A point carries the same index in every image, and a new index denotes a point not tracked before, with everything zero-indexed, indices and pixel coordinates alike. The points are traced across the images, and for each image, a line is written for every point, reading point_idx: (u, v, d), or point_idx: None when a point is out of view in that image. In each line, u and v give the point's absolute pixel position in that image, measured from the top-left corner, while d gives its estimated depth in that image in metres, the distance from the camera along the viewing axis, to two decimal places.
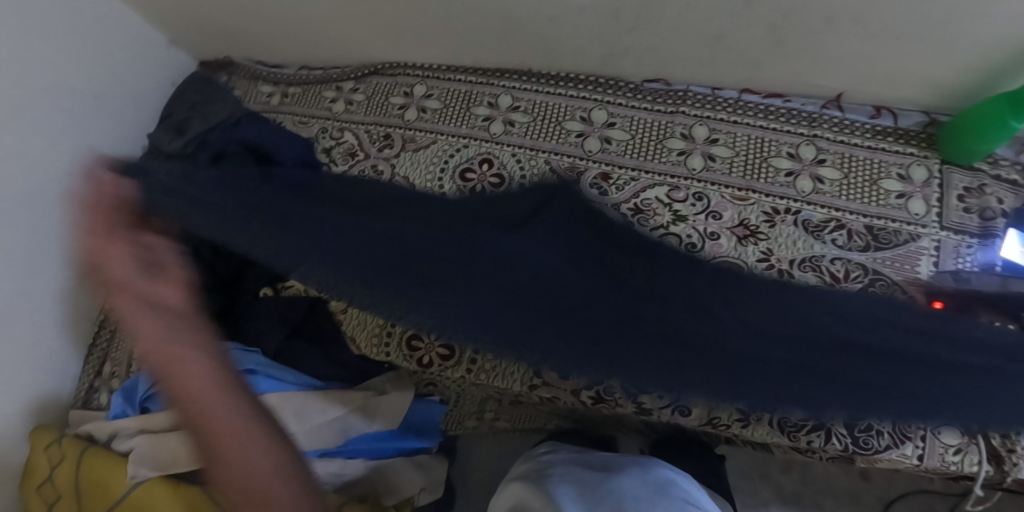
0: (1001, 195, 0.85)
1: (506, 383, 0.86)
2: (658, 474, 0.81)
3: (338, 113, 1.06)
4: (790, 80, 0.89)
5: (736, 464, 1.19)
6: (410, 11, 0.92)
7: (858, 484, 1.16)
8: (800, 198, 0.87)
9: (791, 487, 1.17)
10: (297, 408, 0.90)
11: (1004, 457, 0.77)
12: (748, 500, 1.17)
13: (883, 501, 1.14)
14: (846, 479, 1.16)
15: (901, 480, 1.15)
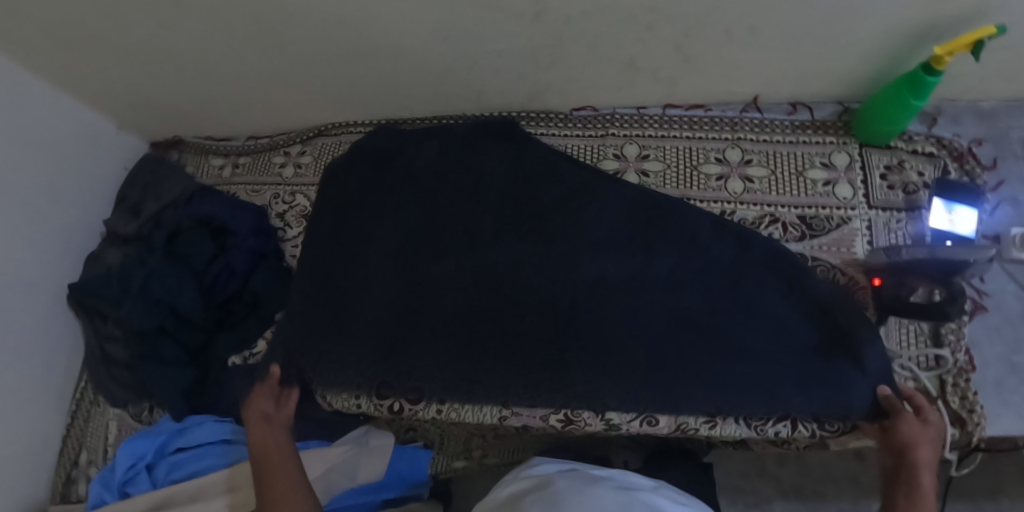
0: (920, 168, 0.90)
1: (477, 418, 0.87)
2: (626, 482, 0.86)
3: (289, 177, 1.07)
4: (706, 91, 0.94)
5: (731, 465, 1.20)
6: (346, 75, 0.97)
7: (854, 466, 1.17)
8: (733, 199, 0.90)
9: (790, 479, 1.18)
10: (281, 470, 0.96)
11: (968, 420, 0.78)
12: (749, 499, 1.18)
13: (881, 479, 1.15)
14: (842, 464, 1.17)
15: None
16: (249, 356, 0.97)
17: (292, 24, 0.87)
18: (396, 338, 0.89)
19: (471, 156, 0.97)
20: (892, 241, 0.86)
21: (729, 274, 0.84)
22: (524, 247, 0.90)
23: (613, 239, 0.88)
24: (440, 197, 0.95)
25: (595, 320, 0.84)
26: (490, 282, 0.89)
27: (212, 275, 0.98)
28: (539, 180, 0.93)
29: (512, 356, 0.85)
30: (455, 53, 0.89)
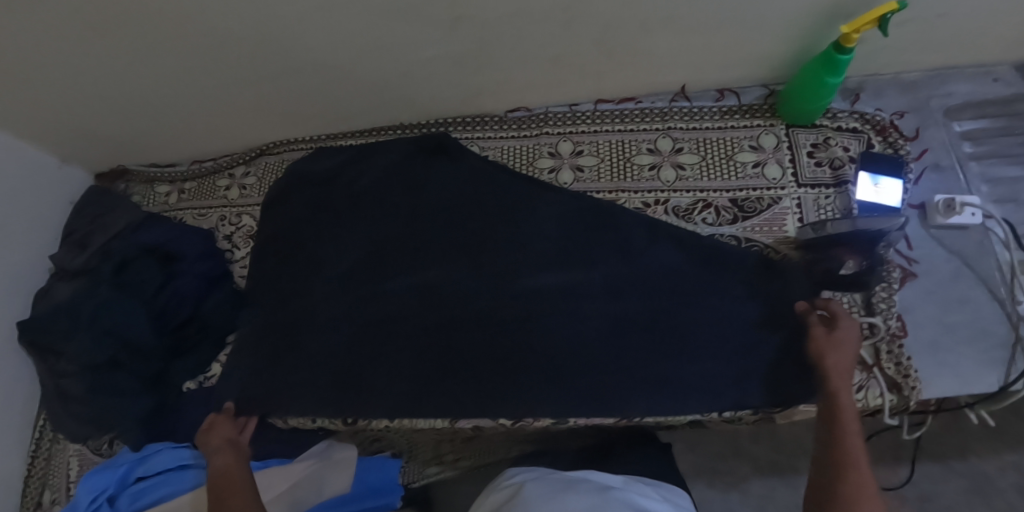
0: (845, 143, 0.92)
1: (429, 423, 0.89)
2: (601, 482, 0.87)
3: (234, 199, 1.08)
4: (633, 84, 0.95)
5: (708, 447, 1.22)
6: (279, 93, 0.97)
7: None
8: (666, 188, 0.92)
9: (766, 456, 1.20)
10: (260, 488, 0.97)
11: (903, 385, 0.81)
12: (727, 478, 1.20)
13: None
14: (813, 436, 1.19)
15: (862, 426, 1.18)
16: (204, 380, 0.99)
17: (216, 45, 0.87)
18: (351, 363, 0.92)
19: (409, 171, 0.98)
20: (821, 218, 0.89)
21: (667, 273, 0.86)
22: (466, 267, 0.92)
23: (550, 252, 0.90)
24: (382, 218, 0.97)
25: (545, 330, 0.87)
26: (436, 306, 0.91)
27: (161, 300, 0.98)
28: (481, 194, 0.94)
29: (460, 379, 0.88)
30: (383, 64, 0.90)
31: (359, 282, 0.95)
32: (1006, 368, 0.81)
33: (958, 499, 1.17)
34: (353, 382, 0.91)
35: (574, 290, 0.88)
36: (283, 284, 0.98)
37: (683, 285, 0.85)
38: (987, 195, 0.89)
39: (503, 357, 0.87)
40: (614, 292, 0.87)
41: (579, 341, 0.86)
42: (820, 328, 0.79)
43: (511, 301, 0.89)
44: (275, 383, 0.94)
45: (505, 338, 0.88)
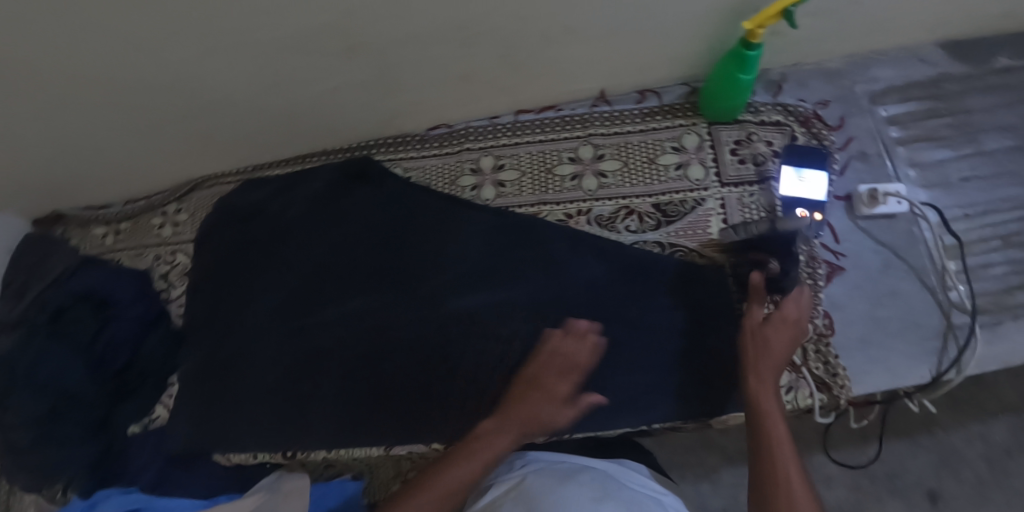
0: (768, 138, 0.90)
1: (363, 452, 0.88)
2: (604, 475, 0.74)
3: (168, 237, 1.08)
4: (551, 93, 0.94)
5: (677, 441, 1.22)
6: (196, 131, 0.96)
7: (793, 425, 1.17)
8: (588, 197, 0.91)
9: (734, 446, 1.20)
10: None
11: (833, 384, 0.80)
12: (697, 471, 1.20)
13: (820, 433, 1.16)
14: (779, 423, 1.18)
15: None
16: (150, 422, 0.99)
17: (121, 93, 0.86)
18: (287, 397, 0.92)
19: (332, 200, 0.97)
20: (745, 218, 0.87)
21: (592, 290, 0.86)
22: (393, 294, 0.91)
23: (474, 274, 0.89)
24: (309, 250, 0.96)
25: (474, 352, 0.87)
26: (365, 334, 0.90)
27: (99, 348, 0.98)
28: (407, 218, 0.94)
29: (391, 407, 0.88)
30: (292, 94, 0.89)
31: (292, 315, 0.94)
32: (938, 357, 0.80)
33: (927, 472, 1.13)
34: (292, 416, 0.91)
35: (503, 309, 0.87)
36: (218, 323, 0.98)
37: (608, 298, 0.85)
38: (915, 179, 0.88)
39: (434, 382, 0.87)
40: (538, 308, 0.86)
41: (508, 361, 0.85)
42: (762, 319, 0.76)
43: (437, 325, 0.88)
44: (219, 423, 0.94)
45: (436, 361, 0.87)
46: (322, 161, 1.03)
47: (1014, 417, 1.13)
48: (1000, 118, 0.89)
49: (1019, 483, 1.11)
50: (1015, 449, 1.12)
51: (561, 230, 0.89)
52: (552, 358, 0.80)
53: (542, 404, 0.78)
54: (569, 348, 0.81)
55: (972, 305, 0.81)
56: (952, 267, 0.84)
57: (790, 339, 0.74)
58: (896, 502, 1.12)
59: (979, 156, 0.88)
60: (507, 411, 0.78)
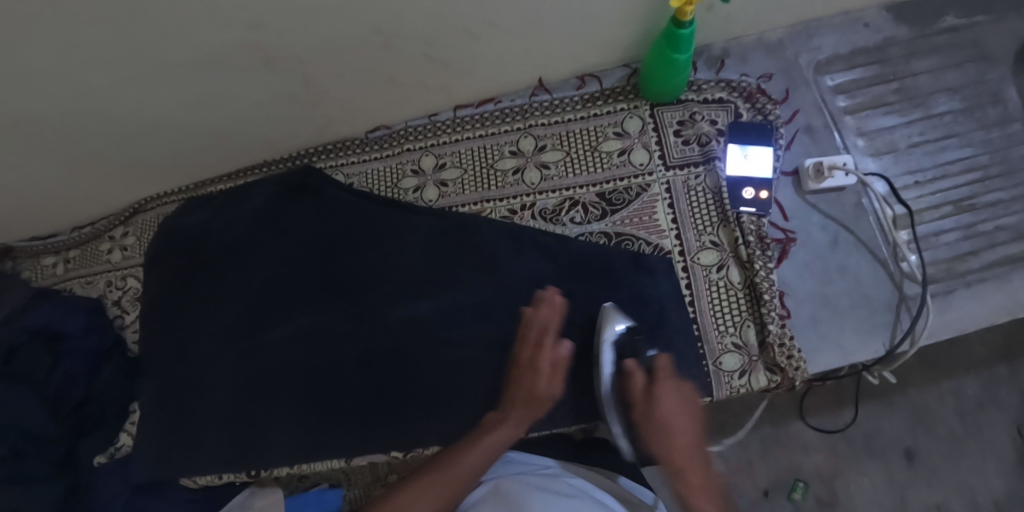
0: (712, 116, 0.87)
1: (326, 465, 0.88)
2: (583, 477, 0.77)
3: (117, 262, 1.06)
4: (487, 86, 0.91)
5: None
6: (128, 155, 0.94)
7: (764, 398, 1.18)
8: (531, 191, 0.89)
9: None
10: None
11: (787, 367, 0.78)
12: None
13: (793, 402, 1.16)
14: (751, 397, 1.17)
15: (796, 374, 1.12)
16: (115, 451, 0.99)
17: (41, 127, 0.83)
18: (242, 417, 0.91)
19: (274, 214, 0.95)
20: (691, 200, 0.85)
21: (538, 286, 0.84)
22: (338, 307, 0.89)
23: (418, 279, 0.87)
24: (253, 268, 0.94)
25: (425, 358, 0.85)
26: (316, 349, 0.89)
27: (55, 384, 0.96)
28: (349, 227, 0.92)
29: (344, 420, 0.87)
30: (217, 112, 0.86)
31: (241, 336, 0.93)
32: (891, 329, 0.79)
33: (901, 432, 1.08)
34: (250, 436, 0.90)
35: (452, 313, 0.85)
36: (168, 349, 0.96)
37: (557, 294, 0.83)
38: (863, 149, 0.86)
39: (387, 392, 0.86)
40: (483, 309, 0.85)
41: (460, 365, 0.84)
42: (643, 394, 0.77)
43: (385, 334, 0.87)
44: (180, 447, 0.93)
45: (388, 371, 0.86)
46: (262, 173, 1.01)
47: (984, 371, 1.09)
48: (947, 80, 0.87)
49: (992, 434, 1.07)
50: (986, 402, 1.08)
51: (505, 227, 0.87)
52: (523, 331, 0.82)
53: (528, 379, 0.79)
54: (542, 321, 0.81)
55: (923, 275, 0.79)
56: (903, 237, 0.82)
57: (679, 411, 0.77)
58: (873, 464, 1.08)
59: (927, 121, 0.86)
60: (500, 397, 0.81)
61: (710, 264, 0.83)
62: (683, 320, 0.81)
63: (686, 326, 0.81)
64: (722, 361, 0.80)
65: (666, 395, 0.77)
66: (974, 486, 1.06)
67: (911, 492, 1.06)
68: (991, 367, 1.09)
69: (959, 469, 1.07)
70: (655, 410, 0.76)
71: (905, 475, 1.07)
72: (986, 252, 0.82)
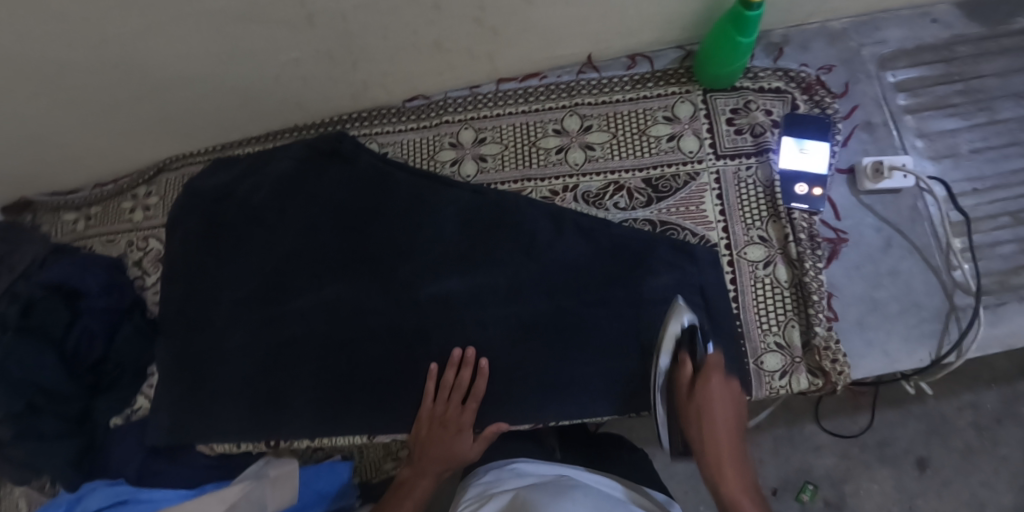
0: (768, 106, 0.84)
1: (347, 440, 0.87)
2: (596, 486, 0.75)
3: (139, 222, 1.04)
4: (532, 60, 0.87)
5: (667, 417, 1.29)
6: (155, 110, 0.90)
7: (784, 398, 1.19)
8: (574, 172, 0.86)
9: None
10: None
11: (831, 371, 0.75)
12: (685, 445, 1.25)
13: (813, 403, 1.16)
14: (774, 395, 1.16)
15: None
16: (131, 413, 0.98)
17: (66, 73, 0.80)
18: (261, 382, 0.90)
19: (307, 182, 0.93)
20: (740, 192, 0.82)
21: (576, 273, 0.82)
22: (367, 281, 0.87)
23: (452, 256, 0.85)
24: (282, 238, 0.92)
25: (457, 339, 0.83)
26: (344, 321, 0.87)
27: (72, 342, 0.94)
28: (382, 200, 0.89)
29: (369, 395, 0.85)
30: (250, 69, 0.82)
31: (266, 304, 0.91)
32: (938, 339, 0.77)
33: (915, 441, 1.12)
34: (269, 406, 0.89)
35: (487, 294, 0.83)
36: (189, 314, 0.95)
37: (597, 282, 0.81)
38: (922, 151, 0.82)
39: (415, 370, 0.84)
40: (515, 293, 0.82)
41: (491, 348, 0.82)
42: (688, 391, 0.75)
43: (415, 310, 0.84)
44: (199, 414, 0.92)
45: (417, 348, 0.84)
46: (291, 138, 0.97)
47: (1005, 386, 1.12)
48: (1013, 84, 0.83)
49: (1007, 451, 1.10)
50: (1005, 418, 1.11)
51: (545, 209, 0.84)
52: (442, 390, 0.81)
53: (449, 438, 0.81)
54: (466, 383, 0.80)
55: (977, 286, 0.76)
56: (958, 246, 0.79)
57: (726, 403, 0.73)
58: (884, 470, 1.11)
59: (991, 126, 0.82)
60: (418, 454, 0.82)
61: (757, 260, 0.80)
62: (727, 316, 0.78)
63: (728, 323, 0.78)
64: (763, 360, 0.78)
65: (711, 384, 0.74)
66: (984, 499, 1.09)
67: (920, 501, 1.09)
68: (1011, 383, 1.12)
69: (970, 483, 1.10)
70: (697, 400, 0.74)
71: (915, 484, 1.10)
72: None
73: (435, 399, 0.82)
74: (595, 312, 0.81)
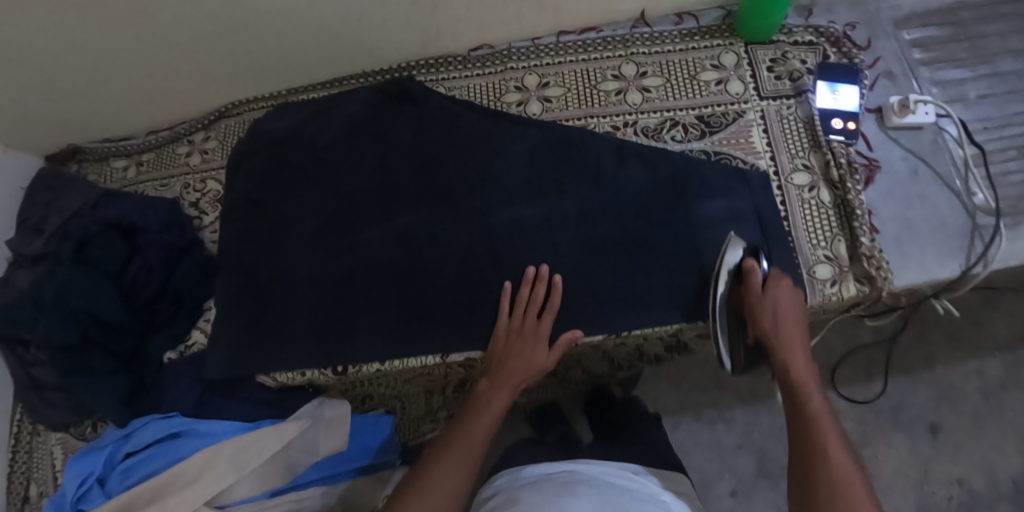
0: (802, 56, 0.94)
1: (420, 362, 0.88)
2: (600, 478, 0.87)
3: (196, 165, 1.05)
4: (592, 13, 0.96)
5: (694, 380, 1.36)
6: (233, 49, 0.94)
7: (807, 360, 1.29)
8: (633, 110, 0.94)
9: None
10: (253, 447, 0.91)
11: (877, 277, 0.83)
12: (712, 412, 1.34)
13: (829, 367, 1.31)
14: None
15: (837, 344, 1.32)
16: (186, 349, 0.97)
17: (161, 2, 0.83)
18: (327, 309, 0.91)
19: (376, 121, 0.96)
20: (784, 127, 0.91)
21: (641, 196, 0.88)
22: (438, 207, 0.91)
23: (522, 185, 0.90)
24: (350, 175, 0.95)
25: (531, 260, 0.87)
26: (415, 249, 0.90)
27: (129, 276, 0.94)
28: (449, 137, 0.94)
29: (443, 316, 0.88)
30: (338, 7, 0.88)
31: (333, 236, 0.93)
32: (965, 253, 0.86)
33: (927, 407, 1.28)
34: (338, 333, 0.90)
35: (558, 218, 0.88)
36: (250, 249, 0.96)
37: (662, 204, 0.88)
38: (938, 96, 0.94)
39: (487, 290, 0.88)
40: (584, 216, 0.88)
41: (563, 267, 0.87)
42: (758, 290, 0.80)
43: (485, 232, 0.89)
44: (262, 346, 0.92)
45: (492, 267, 0.88)
46: (357, 84, 1.02)
47: (1006, 354, 1.29)
48: (1011, 43, 0.96)
49: (1012, 415, 1.26)
50: (1009, 384, 1.28)
51: (609, 143, 0.91)
52: (519, 305, 0.85)
53: (527, 350, 0.83)
54: (541, 298, 0.84)
55: (997, 206, 0.87)
56: (977, 173, 0.90)
57: (789, 302, 0.79)
58: (899, 435, 1.27)
59: (994, 77, 0.95)
60: (497, 367, 0.84)
61: (803, 185, 0.89)
62: (780, 232, 0.86)
63: (780, 239, 0.86)
64: (815, 271, 0.85)
65: (780, 286, 0.79)
66: (995, 463, 1.24)
67: (935, 464, 1.25)
68: (1013, 351, 1.29)
69: (982, 448, 1.25)
70: (768, 298, 0.79)
71: (929, 447, 1.26)
72: None
73: (512, 314, 0.85)
74: (659, 232, 0.87)
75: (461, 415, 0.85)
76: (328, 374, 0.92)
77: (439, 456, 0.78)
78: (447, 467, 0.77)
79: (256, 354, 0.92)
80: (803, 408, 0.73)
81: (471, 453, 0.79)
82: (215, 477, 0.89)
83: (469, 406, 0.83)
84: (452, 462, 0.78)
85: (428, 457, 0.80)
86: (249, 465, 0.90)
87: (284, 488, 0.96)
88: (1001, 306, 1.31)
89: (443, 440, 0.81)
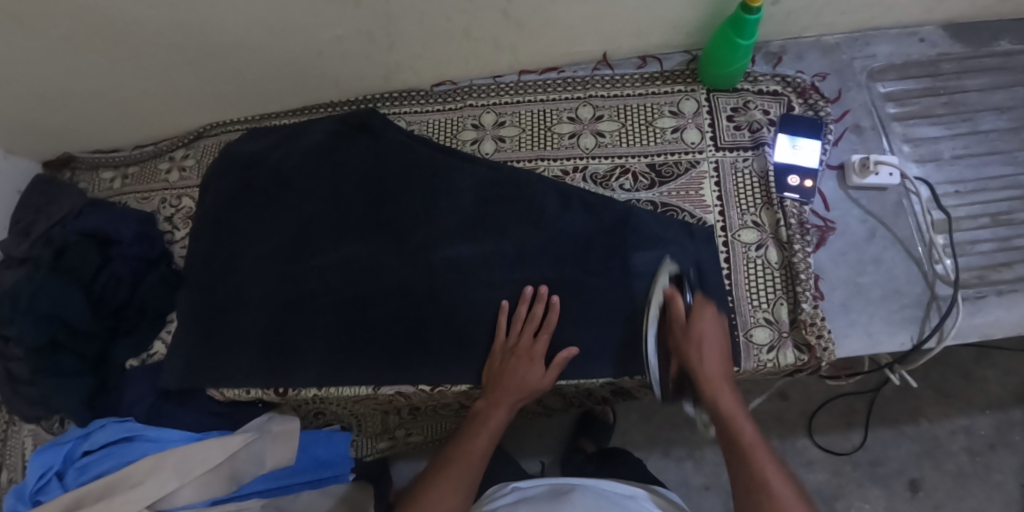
0: (765, 106, 0.91)
1: (353, 391, 0.90)
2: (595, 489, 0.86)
3: (174, 181, 1.11)
4: (553, 54, 0.96)
5: (665, 417, 1.26)
6: (204, 77, 0.99)
7: (779, 405, 1.22)
8: (585, 155, 0.94)
9: None
10: (199, 456, 0.95)
11: (816, 346, 0.80)
12: (681, 450, 1.24)
13: (806, 414, 1.21)
14: (766, 403, 1.21)
15: (817, 390, 1.22)
16: (147, 357, 1.02)
17: (128, 33, 0.88)
18: (271, 331, 0.93)
19: (334, 149, 0.98)
20: (736, 181, 0.89)
21: (581, 243, 0.88)
22: (383, 241, 0.92)
23: (465, 224, 0.91)
24: (307, 201, 0.97)
25: (465, 297, 0.88)
26: (361, 280, 0.91)
27: (100, 284, 1.00)
28: (402, 172, 0.95)
29: (378, 349, 0.89)
30: (297, 42, 0.90)
31: (286, 259, 0.95)
32: (920, 325, 0.81)
33: (908, 462, 1.17)
34: (279, 356, 0.92)
35: (497, 259, 0.89)
36: (206, 265, 0.98)
37: (598, 252, 0.87)
38: (908, 154, 0.90)
39: (420, 325, 0.88)
40: (523, 260, 0.88)
41: (496, 309, 0.87)
42: (682, 322, 0.79)
43: (425, 268, 0.89)
44: (209, 362, 0.94)
45: (428, 304, 0.88)
46: (326, 112, 1.05)
47: (998, 413, 1.18)
48: (995, 99, 0.92)
49: (1000, 478, 1.15)
50: (999, 445, 1.17)
51: (557, 186, 0.91)
52: (515, 323, 0.85)
53: (522, 368, 0.83)
54: (538, 317, 0.85)
55: (957, 278, 0.82)
56: (940, 242, 0.85)
57: (714, 329, 0.79)
58: (876, 490, 1.17)
59: (974, 135, 0.90)
60: (494, 385, 0.84)
61: (750, 242, 0.86)
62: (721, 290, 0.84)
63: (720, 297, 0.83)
64: (752, 333, 0.83)
65: (705, 316, 0.79)
66: None
67: None
68: (1007, 410, 1.18)
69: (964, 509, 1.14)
70: (694, 330, 0.79)
71: (906, 505, 1.15)
72: (1020, 264, 0.84)
73: (508, 332, 0.85)
74: (592, 283, 0.86)
75: (461, 429, 0.86)
76: (268, 393, 0.93)
77: (442, 476, 0.79)
78: (446, 486, 0.78)
79: (205, 370, 0.94)
80: (737, 442, 0.73)
81: (471, 465, 0.80)
82: (159, 481, 0.92)
83: (469, 422, 0.84)
84: (454, 469, 0.80)
85: (428, 475, 0.81)
86: (194, 471, 0.93)
87: (225, 498, 0.97)
88: (995, 364, 1.21)
89: (446, 456, 0.82)
